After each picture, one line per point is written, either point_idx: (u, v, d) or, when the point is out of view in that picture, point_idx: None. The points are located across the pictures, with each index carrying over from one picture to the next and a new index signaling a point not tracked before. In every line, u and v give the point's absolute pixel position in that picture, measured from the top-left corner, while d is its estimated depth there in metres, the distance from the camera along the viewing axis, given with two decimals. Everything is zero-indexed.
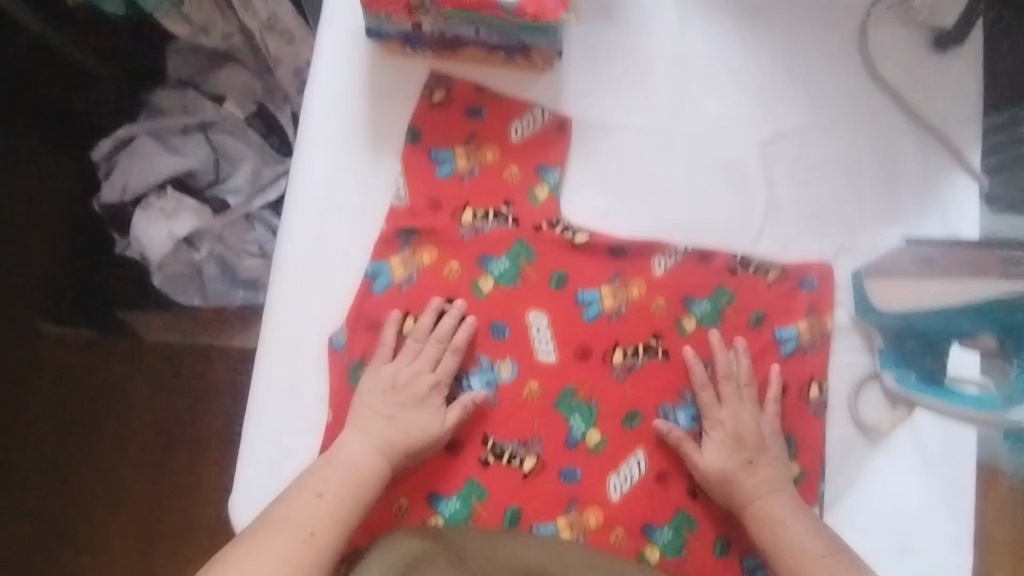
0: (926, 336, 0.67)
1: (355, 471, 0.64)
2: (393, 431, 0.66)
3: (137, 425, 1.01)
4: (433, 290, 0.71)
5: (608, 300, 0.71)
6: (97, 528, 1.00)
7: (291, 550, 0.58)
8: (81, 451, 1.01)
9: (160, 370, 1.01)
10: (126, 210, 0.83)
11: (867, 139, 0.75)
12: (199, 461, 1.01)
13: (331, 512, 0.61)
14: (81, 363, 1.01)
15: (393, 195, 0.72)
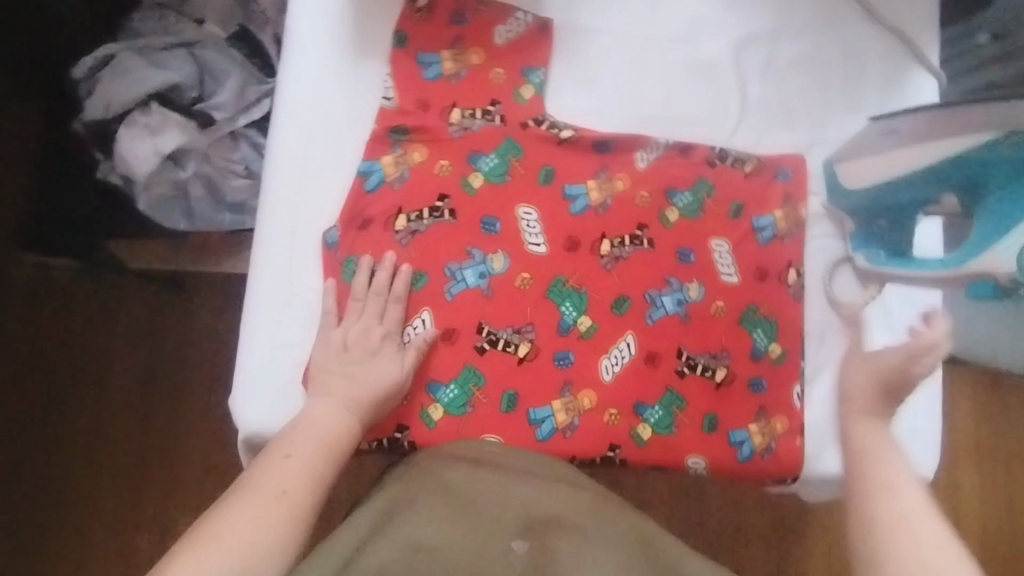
0: (893, 208, 0.71)
1: (323, 430, 0.59)
2: (355, 388, 0.64)
3: (122, 375, 1.07)
4: (424, 188, 0.72)
5: (594, 193, 0.74)
6: (100, 460, 1.05)
7: (268, 512, 0.52)
8: (85, 384, 1.07)
9: (164, 305, 1.08)
10: (111, 127, 0.83)
11: (834, 37, 0.78)
12: (184, 408, 1.07)
13: (305, 469, 0.56)
14: (70, 317, 1.07)
15: (383, 97, 0.74)
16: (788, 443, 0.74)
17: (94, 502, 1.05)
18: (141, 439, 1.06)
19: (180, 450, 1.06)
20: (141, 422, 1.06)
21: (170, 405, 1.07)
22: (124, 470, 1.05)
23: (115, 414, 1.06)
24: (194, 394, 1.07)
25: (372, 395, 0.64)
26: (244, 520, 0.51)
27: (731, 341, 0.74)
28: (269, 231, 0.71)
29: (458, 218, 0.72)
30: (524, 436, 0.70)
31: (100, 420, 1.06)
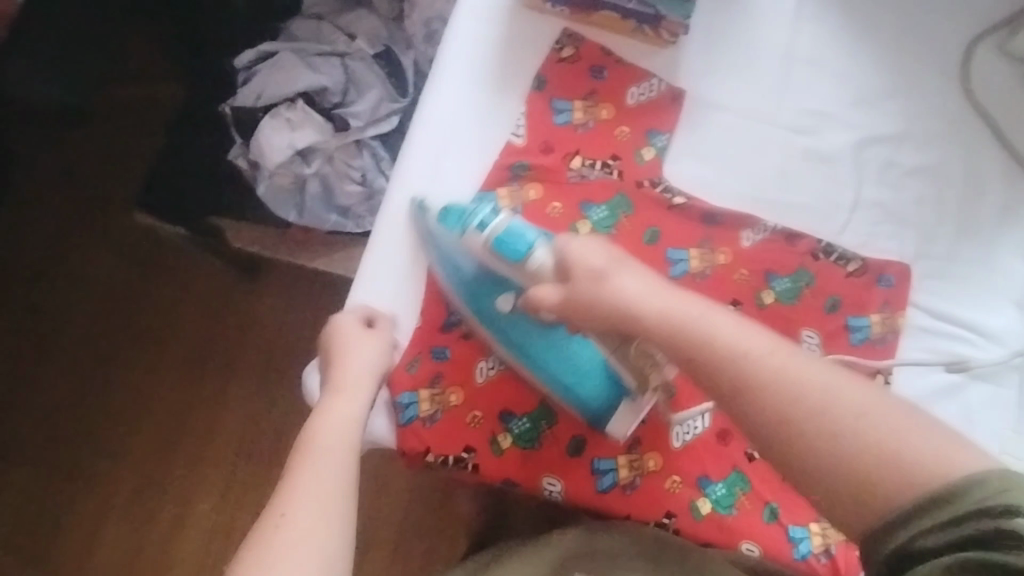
0: (532, 333, 0.70)
1: (358, 388, 0.66)
2: (354, 340, 0.69)
3: (180, 340, 1.18)
4: (535, 224, 0.76)
5: (695, 262, 0.76)
6: (176, 417, 1.16)
7: (317, 484, 0.59)
8: (178, 348, 1.18)
9: (262, 292, 1.18)
10: (256, 115, 0.90)
11: (955, 158, 0.80)
12: (227, 381, 1.17)
13: (334, 429, 0.62)
14: (147, 280, 1.19)
15: (512, 133, 0.78)
16: (849, 551, 0.71)
17: (134, 449, 1.16)
18: (186, 400, 1.16)
19: (219, 422, 1.16)
20: (188, 386, 1.17)
21: (223, 378, 1.17)
22: (170, 428, 1.16)
23: (164, 375, 1.17)
24: (241, 372, 1.17)
25: (371, 381, 0.67)
26: (297, 505, 0.57)
27: None
28: (385, 238, 0.75)
29: None
30: (584, 484, 0.71)
31: (148, 376, 1.17)
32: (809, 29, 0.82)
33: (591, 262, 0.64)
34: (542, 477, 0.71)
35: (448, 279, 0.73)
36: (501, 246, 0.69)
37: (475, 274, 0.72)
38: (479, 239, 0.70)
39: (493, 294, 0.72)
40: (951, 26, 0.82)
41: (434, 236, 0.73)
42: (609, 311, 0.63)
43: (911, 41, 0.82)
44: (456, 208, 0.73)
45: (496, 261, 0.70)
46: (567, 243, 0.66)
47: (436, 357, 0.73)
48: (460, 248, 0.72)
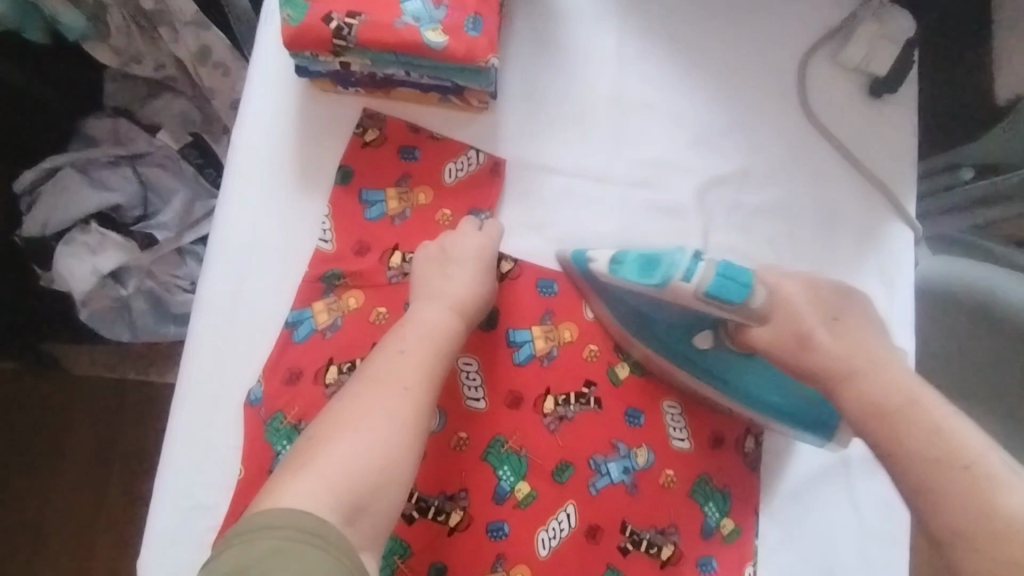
0: (733, 365, 0.67)
1: (436, 331, 0.62)
2: (452, 285, 0.65)
3: (68, 476, 0.99)
4: (358, 336, 0.68)
5: (539, 343, 0.71)
6: None
7: (392, 403, 0.57)
8: (46, 508, 0.98)
9: (139, 425, 1.00)
10: (48, 245, 0.80)
11: (802, 185, 0.75)
12: (129, 519, 0.98)
13: (416, 364, 0.59)
14: (16, 409, 1.00)
15: (319, 240, 0.70)
16: None
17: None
18: (83, 543, 0.97)
19: None
20: (87, 526, 0.98)
21: (106, 536, 0.98)
22: None
23: (34, 543, 0.98)
24: (127, 523, 0.98)
25: (478, 298, 0.65)
26: (365, 413, 0.56)
27: (681, 516, 0.69)
28: (194, 381, 0.68)
29: None
30: None
31: (37, 521, 0.98)
32: (635, 68, 0.76)
33: (806, 317, 0.60)
34: None
35: (625, 323, 0.69)
36: (717, 296, 0.60)
37: (671, 322, 0.68)
38: (685, 288, 0.61)
39: (688, 335, 0.68)
40: (784, 41, 0.76)
41: (613, 290, 0.69)
42: (778, 353, 0.60)
43: (742, 65, 0.76)
44: (632, 257, 0.66)
45: (707, 307, 0.62)
46: (777, 282, 0.61)
47: None
48: (651, 296, 0.66)
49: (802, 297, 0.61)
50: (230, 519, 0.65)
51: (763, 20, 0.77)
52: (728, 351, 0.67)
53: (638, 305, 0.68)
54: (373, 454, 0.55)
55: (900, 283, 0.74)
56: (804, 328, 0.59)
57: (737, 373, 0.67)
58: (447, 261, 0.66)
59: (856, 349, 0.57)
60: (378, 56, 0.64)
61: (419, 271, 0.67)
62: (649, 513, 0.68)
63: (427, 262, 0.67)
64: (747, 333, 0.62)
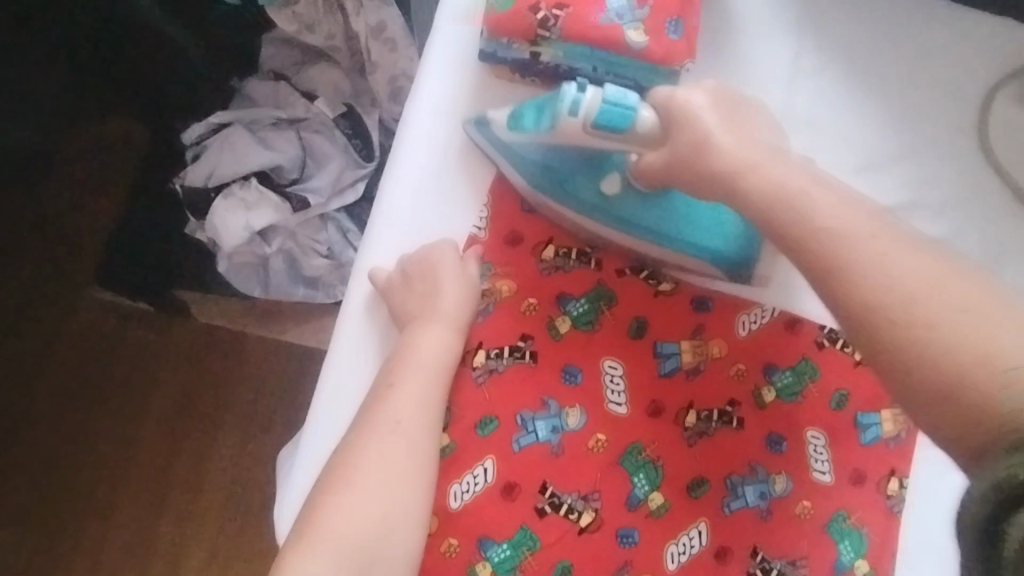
0: (634, 205, 0.68)
1: (429, 361, 0.65)
2: (448, 303, 0.66)
3: (154, 419, 1.03)
4: (508, 324, 0.69)
5: (687, 355, 0.70)
6: (149, 523, 1.00)
7: (385, 442, 0.61)
8: (149, 442, 1.02)
9: (243, 377, 1.03)
10: (207, 196, 0.82)
11: (975, 225, 0.71)
12: (207, 469, 1.01)
13: (406, 396, 0.63)
14: (115, 348, 1.04)
15: (474, 226, 0.71)
16: None
17: (106, 545, 1.00)
18: (161, 488, 1.01)
19: (199, 527, 1.00)
20: (165, 470, 1.02)
21: (200, 476, 1.01)
22: (140, 536, 1.00)
23: (134, 474, 1.02)
24: (223, 467, 1.01)
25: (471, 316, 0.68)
26: (366, 458, 0.60)
27: (814, 549, 0.67)
28: (345, 351, 0.69)
29: (538, 362, 0.69)
30: None
31: (118, 460, 1.02)
32: (809, 84, 0.74)
33: (704, 121, 0.62)
34: None
35: (536, 183, 0.69)
36: (603, 122, 0.63)
37: (573, 168, 0.69)
38: (576, 124, 0.64)
39: (595, 179, 0.69)
40: (971, 72, 0.73)
41: (519, 146, 0.69)
42: (678, 169, 0.62)
43: (923, 93, 0.73)
44: (530, 106, 0.68)
45: (597, 140, 0.65)
46: (670, 94, 0.64)
47: None
48: (549, 142, 0.67)
49: (680, 117, 0.62)
50: None
51: (951, 49, 0.74)
52: (628, 185, 0.68)
53: (541, 156, 0.69)
54: (376, 499, 0.59)
55: None
56: (801, 212, 0.55)
57: (670, 222, 0.68)
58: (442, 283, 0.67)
59: (837, 206, 0.54)
60: (572, 47, 0.67)
61: (417, 299, 0.66)
62: (785, 542, 0.67)
63: (418, 286, 0.67)
64: (642, 161, 0.65)
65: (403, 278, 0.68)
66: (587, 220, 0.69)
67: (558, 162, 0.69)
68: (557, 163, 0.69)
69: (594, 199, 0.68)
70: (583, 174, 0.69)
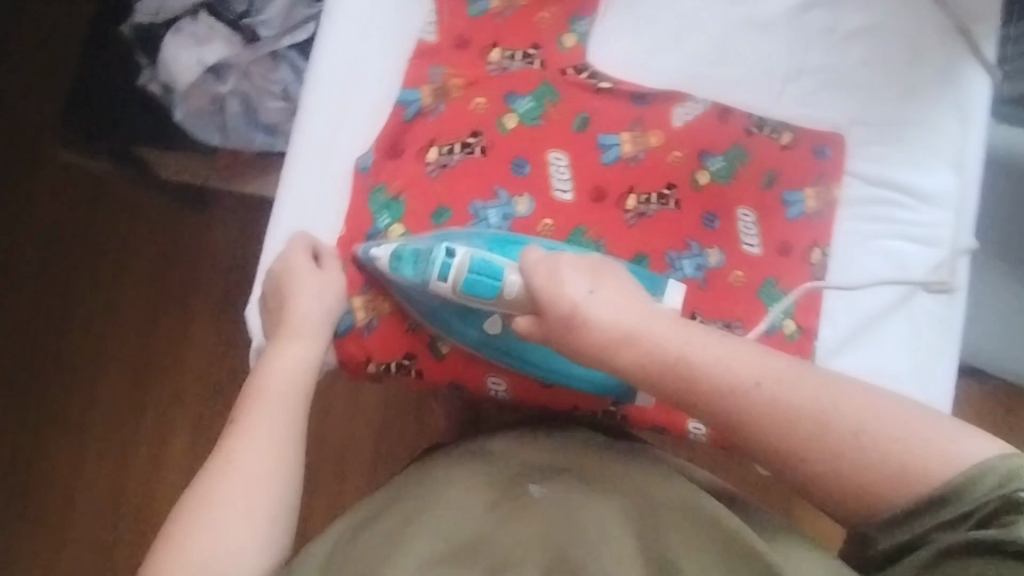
0: (515, 344, 0.68)
1: (278, 387, 0.60)
2: (293, 317, 0.63)
3: (134, 304, 1.09)
4: (458, 122, 0.73)
5: (627, 145, 0.74)
6: (134, 369, 1.09)
7: (225, 484, 0.55)
8: (124, 298, 1.09)
9: (203, 231, 1.10)
10: (158, 33, 0.86)
11: (891, 20, 0.76)
12: (180, 357, 1.09)
13: (250, 426, 0.57)
14: (83, 244, 1.09)
15: (422, 31, 0.74)
16: None
17: (92, 429, 1.08)
18: (138, 375, 1.08)
19: (180, 374, 1.09)
20: (143, 327, 1.09)
21: (176, 326, 1.09)
22: (127, 383, 1.08)
23: (114, 328, 1.09)
24: (196, 316, 1.09)
25: (327, 324, 0.65)
26: (205, 499, 0.54)
27: (747, 312, 0.73)
28: (304, 149, 0.71)
29: (488, 156, 0.73)
30: (527, 378, 0.71)
31: (97, 348, 1.09)
32: None
33: (568, 288, 0.56)
34: (485, 376, 0.71)
35: (424, 316, 0.69)
36: (471, 290, 0.63)
37: (432, 304, 0.68)
38: (445, 287, 0.64)
39: (463, 320, 0.68)
40: None
41: (389, 284, 0.68)
42: (567, 346, 0.57)
43: None
44: (408, 251, 0.66)
45: (466, 299, 0.64)
46: (536, 263, 0.58)
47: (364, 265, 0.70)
48: (421, 291, 0.66)
49: (551, 293, 0.56)
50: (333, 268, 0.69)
51: None
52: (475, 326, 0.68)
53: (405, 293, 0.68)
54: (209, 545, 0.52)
55: (972, 121, 0.75)
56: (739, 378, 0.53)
57: (558, 361, 0.68)
58: (286, 303, 0.64)
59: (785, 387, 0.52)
60: None
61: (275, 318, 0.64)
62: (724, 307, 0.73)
63: (274, 316, 0.65)
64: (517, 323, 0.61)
65: (268, 297, 0.66)
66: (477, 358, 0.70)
67: (419, 297, 0.67)
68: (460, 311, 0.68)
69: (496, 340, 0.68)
70: (439, 317, 0.68)
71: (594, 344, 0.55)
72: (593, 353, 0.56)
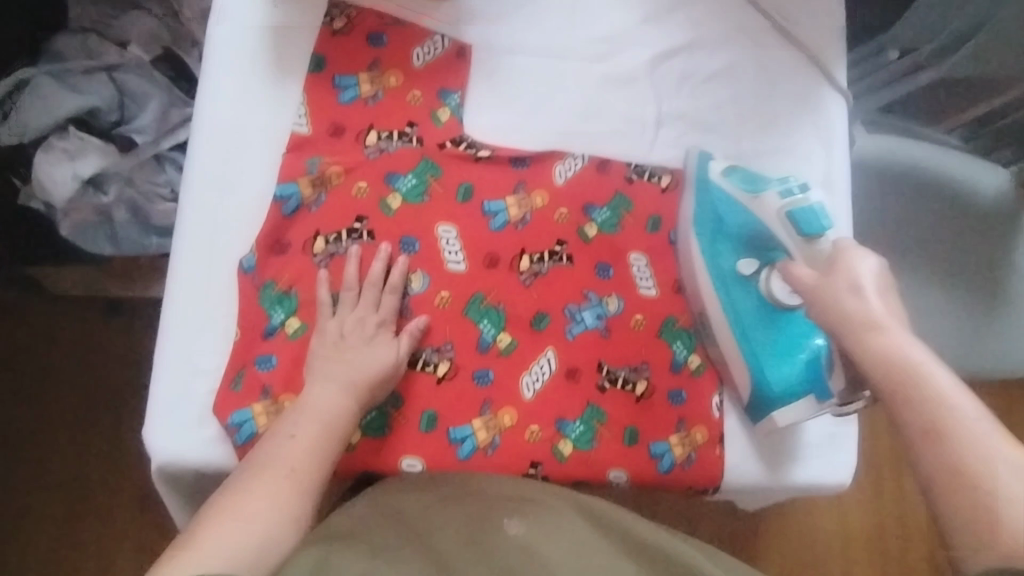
0: (755, 308, 0.72)
1: (330, 413, 0.64)
2: (353, 369, 0.67)
3: (59, 423, 1.06)
4: (343, 209, 0.73)
5: (513, 209, 0.75)
6: (65, 492, 1.04)
7: (280, 489, 0.59)
8: (47, 419, 1.06)
9: (121, 339, 1.08)
10: (28, 152, 0.82)
11: (746, 58, 0.81)
12: (113, 473, 1.05)
13: (309, 447, 0.62)
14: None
15: (295, 124, 0.75)
16: (709, 453, 0.74)
17: (23, 564, 1.01)
18: (70, 500, 1.04)
19: (115, 489, 1.05)
20: (72, 445, 1.06)
21: (106, 439, 1.06)
22: (59, 507, 1.04)
23: (39, 452, 1.05)
24: (126, 424, 1.06)
25: (375, 377, 0.67)
26: (257, 496, 0.58)
27: (652, 354, 0.75)
28: (187, 258, 0.71)
29: (377, 238, 0.73)
30: (443, 456, 0.70)
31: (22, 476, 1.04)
32: None
33: (858, 268, 0.61)
34: (401, 460, 0.70)
35: (698, 219, 0.74)
36: (795, 219, 0.68)
37: (746, 222, 0.72)
38: (775, 203, 0.70)
39: (737, 253, 0.73)
40: None
41: (708, 183, 0.75)
42: (813, 300, 0.62)
43: None
44: (741, 172, 0.74)
45: (778, 228, 0.70)
46: (858, 254, 0.62)
47: (263, 367, 0.69)
48: (743, 207, 0.73)
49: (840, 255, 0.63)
50: (228, 375, 0.69)
51: None
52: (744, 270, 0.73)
53: (724, 203, 0.73)
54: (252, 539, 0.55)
55: (834, 144, 0.81)
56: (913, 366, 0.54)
57: (746, 312, 0.72)
58: (345, 342, 0.68)
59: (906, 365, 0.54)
60: None
61: (324, 352, 0.68)
62: (628, 353, 0.74)
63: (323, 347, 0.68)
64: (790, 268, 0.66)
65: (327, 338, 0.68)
66: (704, 284, 0.73)
67: (728, 213, 0.73)
68: (760, 239, 0.72)
69: (733, 271, 0.73)
70: (709, 236, 0.73)
71: (840, 314, 0.59)
72: (840, 325, 0.59)
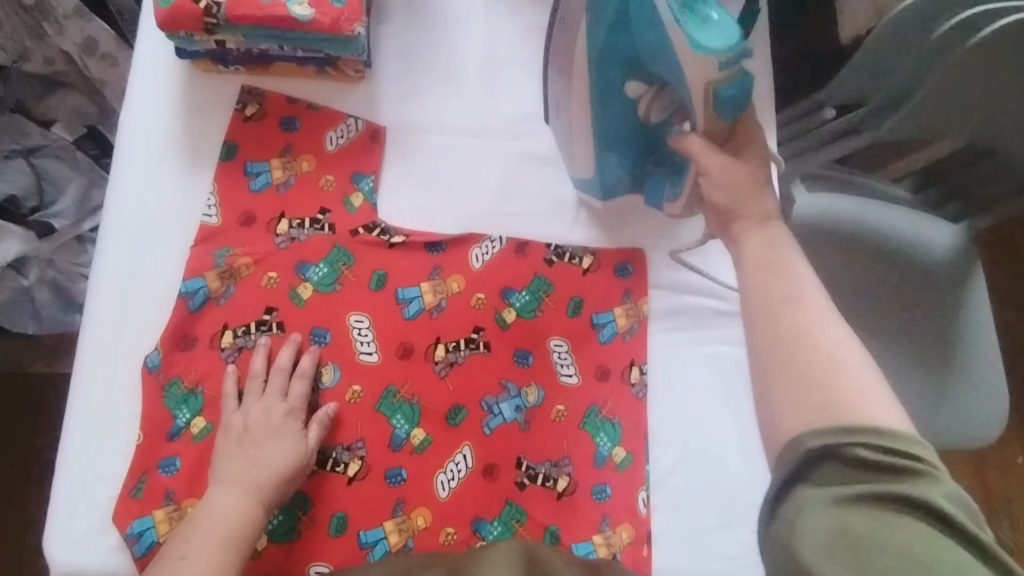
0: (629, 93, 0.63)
1: (225, 526, 0.60)
2: (255, 469, 0.63)
3: None
4: (251, 301, 0.71)
5: (428, 296, 0.73)
6: None
7: None
8: None
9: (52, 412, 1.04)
10: None
11: None
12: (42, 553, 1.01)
13: (202, 564, 0.57)
14: None
15: (204, 214, 0.73)
16: (636, 554, 0.69)
17: None
18: None
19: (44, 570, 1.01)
20: None
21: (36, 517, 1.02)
22: None
23: None
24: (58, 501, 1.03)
25: (278, 479, 0.64)
26: None
27: (574, 447, 0.71)
28: (91, 357, 0.69)
29: (286, 331, 0.71)
30: (352, 562, 0.67)
31: None
32: (500, 27, 0.79)
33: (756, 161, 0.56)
34: (308, 567, 0.67)
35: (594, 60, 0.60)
36: (723, 98, 0.53)
37: (651, 41, 0.55)
38: (710, 69, 0.52)
39: (623, 76, 0.61)
40: None
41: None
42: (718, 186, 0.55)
43: None
44: None
45: (698, 94, 0.54)
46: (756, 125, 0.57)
47: (165, 471, 0.67)
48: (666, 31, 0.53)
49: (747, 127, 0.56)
50: (129, 480, 0.67)
51: None
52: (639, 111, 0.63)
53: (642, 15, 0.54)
54: None
55: None
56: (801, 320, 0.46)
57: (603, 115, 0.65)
58: (248, 441, 0.64)
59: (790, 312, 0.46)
60: (245, 31, 0.70)
61: (228, 451, 0.64)
62: (550, 448, 0.71)
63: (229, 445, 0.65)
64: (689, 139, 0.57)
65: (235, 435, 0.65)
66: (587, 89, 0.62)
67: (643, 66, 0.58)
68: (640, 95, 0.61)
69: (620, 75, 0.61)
70: (604, 66, 0.60)
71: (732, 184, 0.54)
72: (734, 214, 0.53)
